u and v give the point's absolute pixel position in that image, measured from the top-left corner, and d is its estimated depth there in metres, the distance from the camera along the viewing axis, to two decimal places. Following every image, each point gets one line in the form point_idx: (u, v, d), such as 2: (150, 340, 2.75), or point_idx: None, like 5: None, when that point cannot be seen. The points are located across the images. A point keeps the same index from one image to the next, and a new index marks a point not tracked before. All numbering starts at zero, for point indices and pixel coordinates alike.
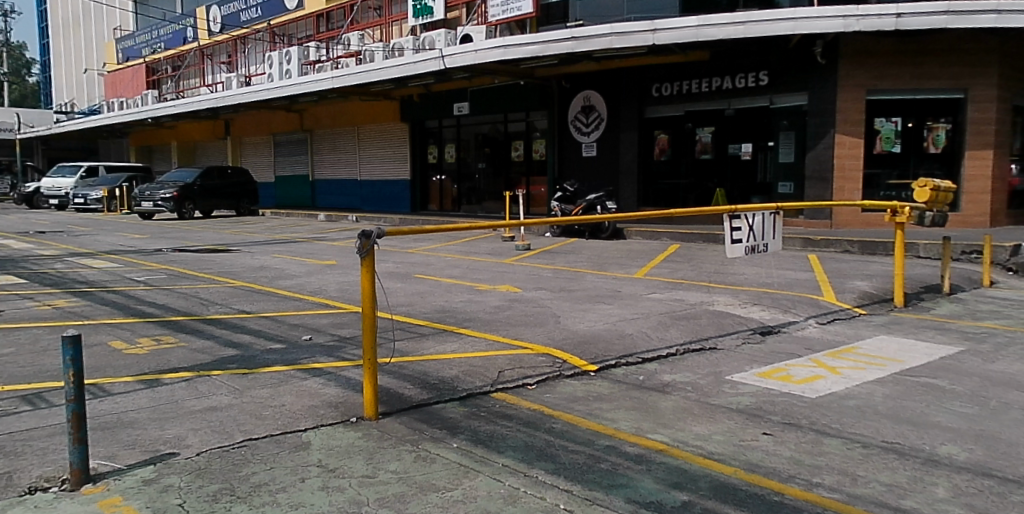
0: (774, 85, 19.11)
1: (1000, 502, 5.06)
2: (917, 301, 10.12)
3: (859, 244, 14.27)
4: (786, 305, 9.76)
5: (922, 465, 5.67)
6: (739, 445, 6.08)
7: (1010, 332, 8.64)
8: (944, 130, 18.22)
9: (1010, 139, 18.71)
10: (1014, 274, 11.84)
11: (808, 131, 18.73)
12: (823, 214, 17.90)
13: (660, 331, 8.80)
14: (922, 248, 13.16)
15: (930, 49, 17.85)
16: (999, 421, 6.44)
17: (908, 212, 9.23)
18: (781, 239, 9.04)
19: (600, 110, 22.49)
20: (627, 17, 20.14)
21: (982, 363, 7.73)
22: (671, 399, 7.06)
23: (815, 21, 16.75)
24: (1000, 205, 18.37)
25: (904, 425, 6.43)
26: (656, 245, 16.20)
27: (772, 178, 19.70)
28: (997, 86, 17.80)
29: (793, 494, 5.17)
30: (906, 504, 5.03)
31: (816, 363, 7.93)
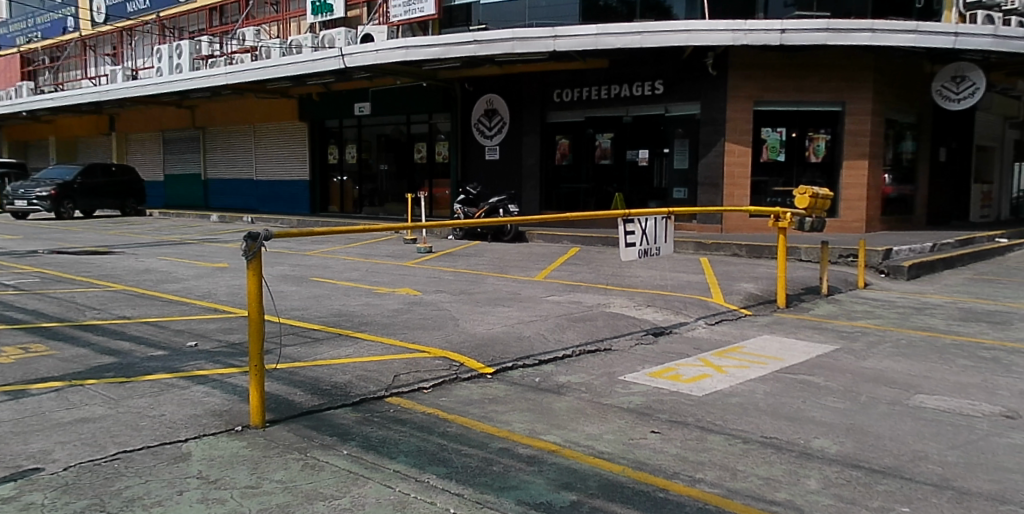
0: (669, 93, 19.75)
1: (866, 492, 5.38)
2: (799, 302, 10.66)
3: (747, 247, 14.89)
4: (677, 306, 10.08)
5: (797, 459, 5.97)
6: (628, 444, 6.23)
7: (880, 331, 9.22)
8: (824, 140, 19.24)
9: (885, 150, 19.87)
10: (887, 276, 12.55)
11: (700, 139, 19.42)
12: (715, 219, 18.62)
13: (557, 332, 8.94)
14: (804, 252, 13.87)
15: (811, 63, 18.87)
16: (868, 414, 6.86)
17: (789, 218, 9.73)
18: (673, 243, 9.30)
19: (501, 113, 22.80)
20: (528, 22, 20.40)
21: (855, 360, 8.21)
22: (565, 400, 7.17)
23: (704, 33, 17.41)
24: (874, 212, 19.53)
25: (782, 420, 6.76)
26: (556, 248, 16.44)
27: (667, 184, 20.31)
28: (871, 100, 18.95)
29: (678, 490, 5.34)
30: (780, 496, 5.28)
31: (703, 362, 8.22)
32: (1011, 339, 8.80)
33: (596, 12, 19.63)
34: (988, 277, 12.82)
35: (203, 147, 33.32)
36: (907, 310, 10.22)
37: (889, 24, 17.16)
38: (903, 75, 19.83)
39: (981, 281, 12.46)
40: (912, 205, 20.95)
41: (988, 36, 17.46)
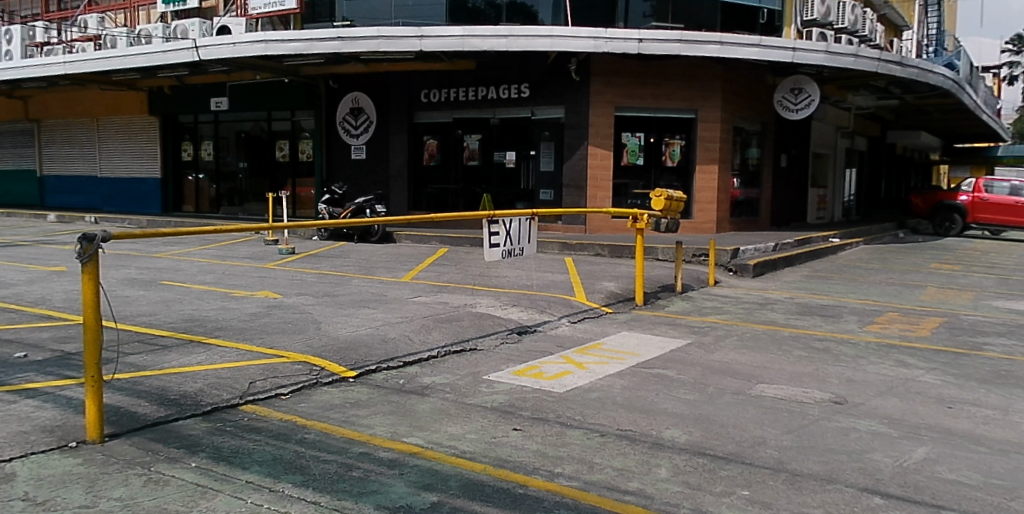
0: (535, 96, 20.17)
1: (711, 478, 5.71)
2: (655, 299, 11.17)
3: (609, 248, 15.42)
4: (541, 305, 10.30)
5: (650, 449, 6.25)
6: (490, 442, 6.30)
7: (728, 325, 9.81)
8: (679, 145, 20.26)
9: (733, 156, 21.19)
10: (735, 274, 13.37)
11: (565, 142, 19.94)
12: (579, 220, 19.19)
13: (423, 333, 8.90)
14: (661, 252, 14.53)
15: (667, 72, 19.82)
16: (714, 404, 7.28)
17: (646, 220, 10.15)
18: (537, 243, 9.48)
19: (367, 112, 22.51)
20: (395, 21, 20.22)
21: (705, 353, 8.70)
22: (429, 401, 7.15)
23: (567, 39, 17.90)
24: (724, 213, 20.77)
25: (636, 412, 7.05)
26: (424, 248, 16.45)
27: (534, 185, 20.70)
28: (721, 108, 20.13)
29: (536, 485, 5.45)
30: (633, 486, 5.50)
31: (565, 359, 8.45)
32: (840, 330, 9.62)
33: (463, 14, 19.75)
34: (822, 274, 13.94)
35: (38, 141, 30.74)
36: (752, 305, 10.94)
37: (736, 37, 18.21)
38: (748, 86, 21.20)
39: (816, 277, 13.54)
40: (757, 208, 22.44)
41: (821, 52, 18.77)
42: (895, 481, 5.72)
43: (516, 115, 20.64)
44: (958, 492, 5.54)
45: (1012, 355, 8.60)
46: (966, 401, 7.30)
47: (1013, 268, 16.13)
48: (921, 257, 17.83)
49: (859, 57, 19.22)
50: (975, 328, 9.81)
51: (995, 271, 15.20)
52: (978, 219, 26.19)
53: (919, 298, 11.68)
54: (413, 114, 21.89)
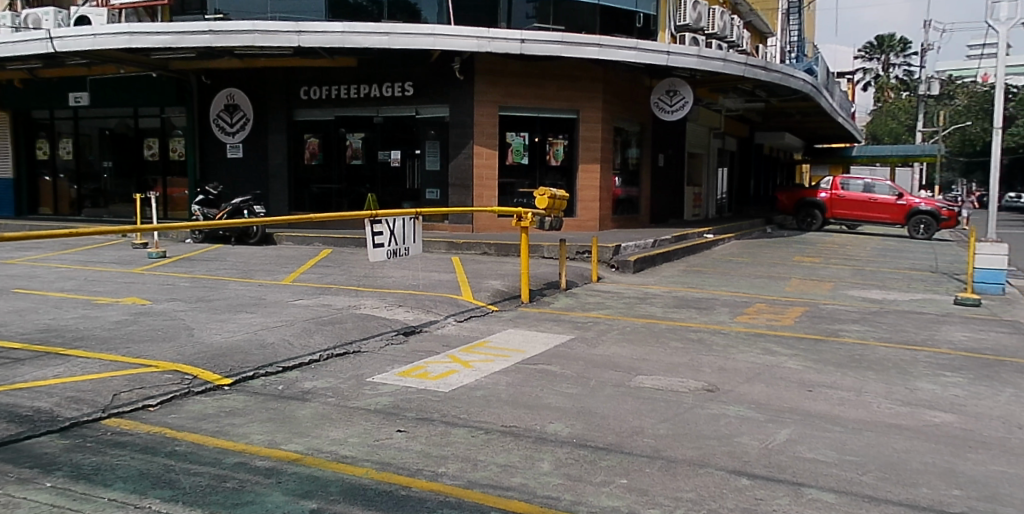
0: (418, 95, 20.10)
1: (591, 469, 5.86)
2: (540, 296, 11.36)
3: (495, 246, 15.54)
4: (427, 305, 10.25)
5: (533, 444, 6.34)
6: (373, 445, 6.20)
7: (610, 320, 10.10)
8: (563, 145, 20.66)
9: (614, 155, 21.84)
10: (616, 270, 13.79)
11: (450, 141, 19.94)
12: (465, 219, 19.25)
13: (304, 337, 8.66)
14: (545, 249, 14.78)
15: (549, 73, 20.19)
16: (596, 397, 7.48)
17: (530, 218, 10.31)
18: (422, 243, 9.44)
19: (245, 110, 21.73)
20: (272, 16, 19.58)
21: (588, 347, 8.92)
22: (309, 406, 6.96)
23: (449, 37, 17.92)
24: (607, 211, 21.36)
25: (521, 408, 7.14)
26: (307, 249, 16.02)
27: (420, 185, 20.60)
28: (602, 109, 20.69)
29: (420, 486, 5.41)
30: (515, 481, 5.56)
31: (451, 358, 8.44)
32: (713, 322, 10.10)
33: (343, 10, 19.42)
34: (697, 269, 14.61)
35: None
36: (632, 300, 11.30)
37: (614, 40, 18.72)
38: (626, 87, 21.92)
39: (691, 272, 14.17)
40: (637, 205, 23.19)
41: (694, 56, 19.53)
42: (761, 462, 6.06)
43: (400, 113, 20.48)
44: (817, 469, 5.93)
45: (864, 340, 9.31)
46: (825, 384, 7.83)
47: (866, 259, 17.48)
48: (786, 250, 19.03)
49: (728, 62, 20.15)
50: (833, 315, 10.55)
51: (851, 263, 16.41)
52: (836, 214, 27.98)
53: (784, 289, 12.43)
54: (293, 112, 21.39)
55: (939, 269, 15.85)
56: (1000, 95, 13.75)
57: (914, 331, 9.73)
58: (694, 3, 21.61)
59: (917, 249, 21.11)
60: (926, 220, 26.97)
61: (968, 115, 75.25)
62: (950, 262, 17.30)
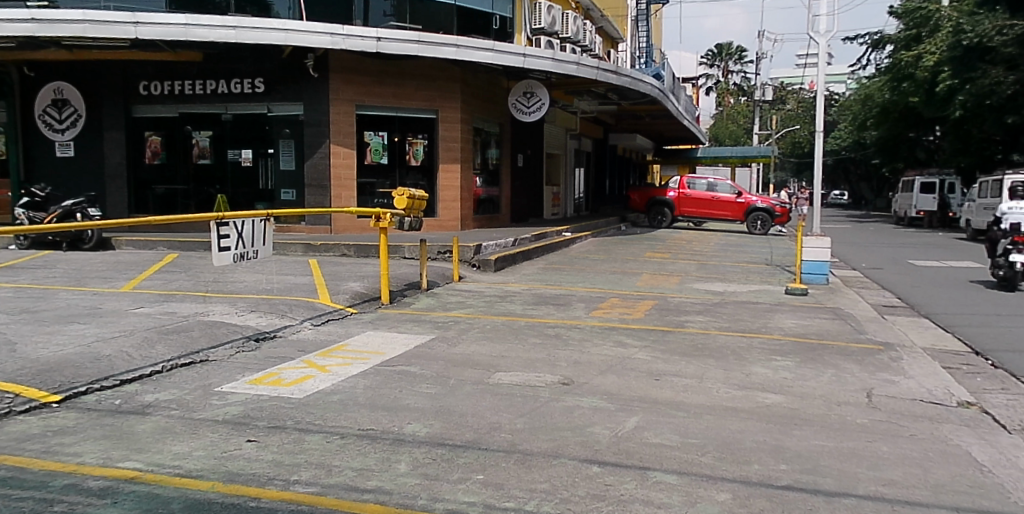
0: (269, 92, 19.53)
1: (448, 466, 5.89)
2: (401, 297, 11.29)
3: (354, 248, 15.28)
4: (282, 310, 9.95)
5: (390, 446, 6.29)
6: (221, 457, 5.93)
7: (470, 319, 10.20)
8: (422, 145, 20.55)
9: (474, 155, 22.01)
10: (477, 269, 13.92)
11: (305, 140, 19.43)
12: (323, 220, 18.84)
13: (144, 348, 8.16)
14: (406, 250, 14.71)
15: (406, 72, 20.05)
16: (455, 395, 7.52)
17: (389, 218, 10.25)
18: (272, 246, 9.14)
19: (77, 105, 20.21)
20: (105, 5, 18.29)
21: (447, 347, 8.95)
22: (150, 421, 6.56)
23: (301, 33, 17.46)
24: (468, 211, 21.49)
25: (378, 411, 7.06)
26: (149, 254, 15.04)
27: (273, 185, 19.99)
28: (460, 109, 20.76)
29: (269, 496, 5.22)
30: (371, 484, 5.50)
31: (307, 363, 8.22)
32: (569, 317, 10.42)
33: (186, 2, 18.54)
34: (555, 266, 15.03)
35: None
36: (492, 298, 11.47)
37: (471, 41, 18.80)
38: (485, 88, 22.18)
39: (549, 269, 14.57)
40: (497, 205, 23.49)
41: (549, 59, 19.99)
42: (610, 449, 6.32)
43: (251, 111, 19.79)
44: (661, 453, 6.26)
45: (706, 329, 9.93)
46: (671, 373, 8.27)
47: (710, 254, 18.66)
48: (638, 247, 19.95)
49: (580, 65, 20.85)
50: (679, 307, 11.17)
51: (696, 257, 17.46)
52: (685, 212, 29.62)
53: (636, 283, 13.03)
54: (131, 108, 20.20)
55: (772, 262, 17.17)
56: (819, 102, 15.02)
57: (750, 320, 10.47)
58: (548, 7, 22.21)
59: (754, 243, 22.79)
60: (762, 216, 28.95)
61: (798, 120, 82.03)
62: (782, 255, 18.82)
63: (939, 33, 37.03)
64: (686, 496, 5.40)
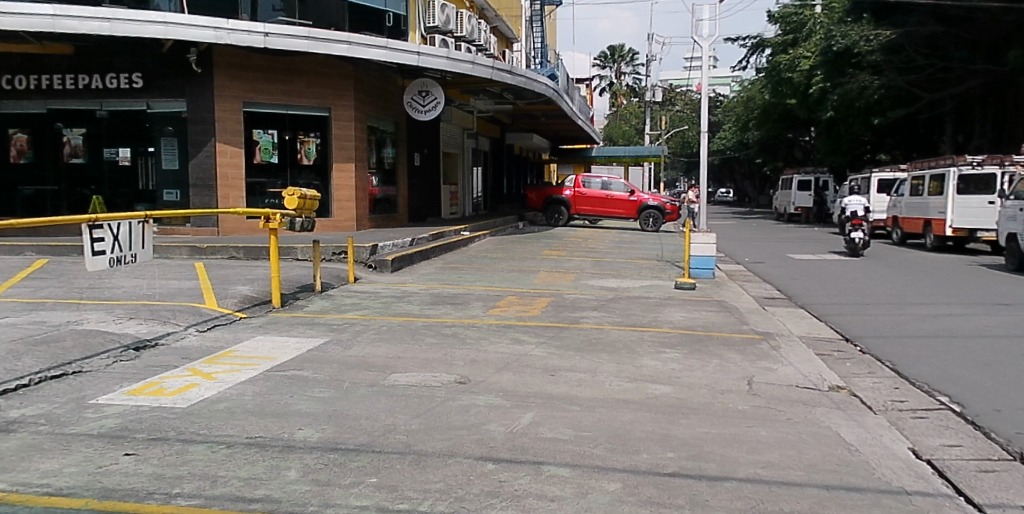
0: (149, 88, 18.62)
1: (340, 471, 5.77)
2: (293, 300, 11.01)
3: (244, 250, 14.80)
4: (164, 316, 9.50)
5: (279, 453, 6.10)
6: (95, 473, 5.58)
7: (365, 320, 10.05)
8: (315, 143, 20.09)
9: (368, 155, 21.69)
10: (373, 270, 13.74)
11: (188, 138, 18.63)
12: (210, 222, 18.14)
13: (8, 361, 7.60)
14: (299, 251, 14.39)
15: (296, 68, 19.56)
16: (348, 398, 7.39)
17: (279, 219, 9.95)
18: (152, 249, 8.73)
19: None
20: None
21: (341, 350, 8.79)
22: (14, 438, 6.11)
23: (182, 27, 16.77)
24: (364, 210, 21.14)
25: (268, 417, 6.84)
26: (18, 260, 13.99)
27: (155, 185, 19.07)
28: (354, 107, 20.39)
29: (148, 511, 4.95)
30: (259, 493, 5.31)
31: (191, 372, 7.88)
32: (466, 316, 10.45)
33: None
34: (452, 265, 15.06)
35: None
36: (388, 299, 11.35)
37: (363, 38, 18.49)
38: (379, 86, 21.91)
39: (447, 268, 14.56)
40: (394, 205, 23.23)
41: (442, 57, 19.92)
42: (505, 446, 6.37)
43: (129, 107, 18.81)
44: (555, 447, 6.36)
45: (599, 324, 10.17)
46: (565, 368, 8.42)
47: (605, 251, 19.15)
48: (536, 245, 20.24)
49: (475, 64, 20.83)
50: (574, 304, 11.40)
51: (591, 254, 17.88)
52: (580, 211, 30.26)
53: (532, 281, 13.21)
54: None
55: (663, 258, 17.79)
56: (706, 105, 15.60)
57: (641, 314, 10.81)
58: (442, 6, 22.46)
59: (647, 240, 23.54)
60: (654, 214, 29.91)
61: (687, 120, 85.40)
62: (672, 251, 19.55)
63: (812, 39, 39.33)
64: (578, 488, 5.51)
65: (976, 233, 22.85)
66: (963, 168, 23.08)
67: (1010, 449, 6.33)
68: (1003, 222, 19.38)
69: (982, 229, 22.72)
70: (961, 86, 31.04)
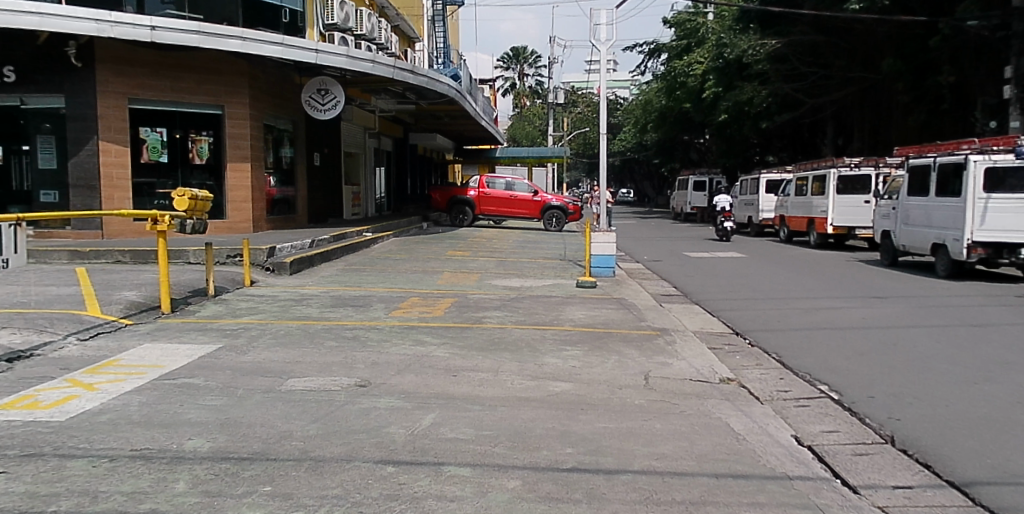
0: (23, 82, 17.64)
1: (232, 481, 5.54)
2: (184, 305, 10.57)
3: (131, 253, 14.10)
4: (40, 324, 8.91)
5: (166, 465, 5.81)
6: None
7: (261, 325, 9.76)
8: (207, 142, 19.37)
9: (265, 154, 21.08)
10: (271, 273, 13.37)
11: (67, 136, 17.64)
12: (92, 224, 17.22)
13: None
14: (191, 255, 13.86)
15: (187, 64, 18.79)
16: (242, 406, 7.15)
17: (167, 221, 9.53)
18: (25, 254, 8.19)
19: None
20: None
21: (235, 356, 8.50)
22: None
23: (60, 19, 15.88)
24: (260, 212, 20.50)
25: (155, 428, 6.53)
26: None
27: (31, 186, 18.05)
28: (249, 105, 19.73)
29: None
30: (145, 507, 5.03)
31: (70, 383, 7.45)
32: (368, 318, 10.31)
33: None
34: (354, 267, 14.84)
35: None
36: (286, 302, 11.06)
37: (257, 34, 17.97)
38: (275, 84, 21.31)
39: (349, 270, 14.32)
40: (293, 205, 22.69)
41: (342, 55, 19.54)
42: (405, 448, 6.31)
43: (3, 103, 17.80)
44: (456, 447, 6.36)
45: (502, 324, 10.24)
46: (467, 368, 8.43)
47: (508, 251, 19.33)
48: (440, 245, 20.20)
49: (376, 64, 20.53)
50: (477, 304, 11.44)
51: (495, 254, 18.01)
52: (484, 211, 30.41)
53: (436, 282, 13.16)
54: None
55: (565, 257, 18.08)
56: (607, 107, 15.98)
57: (544, 313, 10.95)
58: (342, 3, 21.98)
59: (551, 240, 23.88)
60: (557, 214, 30.39)
61: (588, 121, 87.18)
62: (574, 250, 19.93)
63: (705, 45, 40.86)
64: (478, 487, 5.52)
65: (854, 230, 24.47)
66: (842, 169, 24.44)
67: (880, 432, 6.77)
68: (878, 220, 20.69)
69: (860, 227, 24.38)
70: (841, 92, 33.03)
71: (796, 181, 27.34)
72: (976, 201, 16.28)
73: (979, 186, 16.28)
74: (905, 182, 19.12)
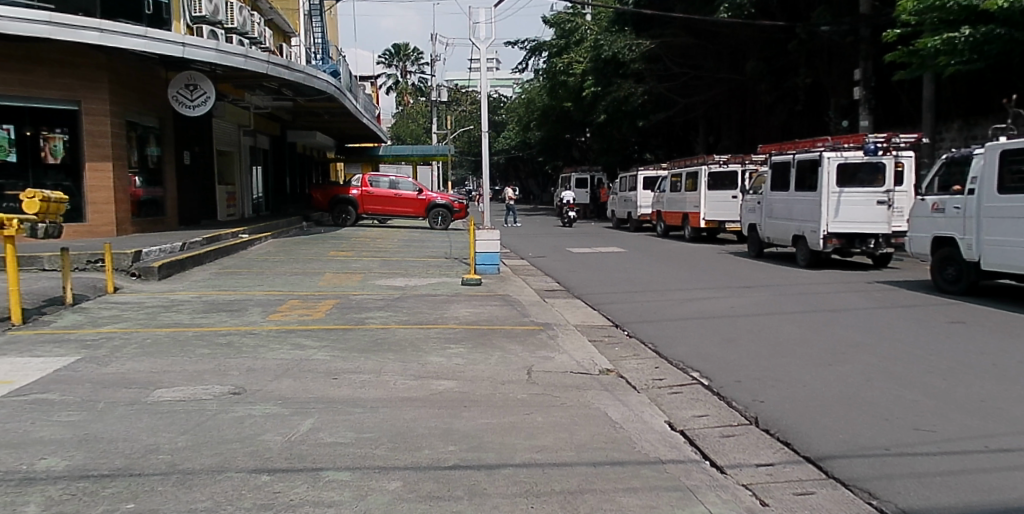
0: None
1: (90, 500, 5.17)
2: (37, 316, 9.84)
3: None
4: None
5: (15, 487, 5.36)
6: None
7: (125, 334, 9.22)
8: (62, 140, 18.17)
9: (130, 153, 19.95)
10: (138, 279, 12.68)
11: None
12: None
13: None
14: (46, 261, 12.93)
15: (38, 56, 17.49)
16: (103, 420, 6.72)
17: (15, 226, 8.87)
18: None
19: None
20: None
21: (96, 368, 7.98)
22: None
23: None
24: (124, 214, 19.35)
25: (3, 449, 6.02)
26: None
27: None
28: (110, 101, 18.56)
29: None
30: None
31: None
32: (244, 323, 9.93)
33: None
34: (228, 270, 14.29)
35: None
36: (153, 309, 10.49)
37: (117, 25, 16.89)
38: (139, 78, 20.20)
39: (224, 274, 13.77)
40: (162, 206, 21.63)
41: (212, 49, 18.62)
42: (282, 455, 6.12)
43: None
44: (336, 451, 6.22)
45: (385, 324, 10.11)
46: (348, 370, 8.27)
47: (393, 250, 19.16)
48: (323, 246, 19.77)
49: (249, 58, 19.71)
50: (360, 304, 11.25)
51: (378, 254, 17.76)
52: (368, 210, 30.00)
53: (316, 283, 12.85)
54: None
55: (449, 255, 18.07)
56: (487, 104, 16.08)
57: (428, 312, 10.90)
58: None
59: (437, 238, 23.86)
60: (442, 212, 30.32)
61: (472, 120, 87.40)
62: (458, 248, 19.98)
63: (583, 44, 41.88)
64: (358, 491, 5.41)
65: (725, 224, 25.81)
66: (712, 166, 25.48)
67: (746, 414, 7.14)
68: (745, 214, 21.84)
69: (729, 221, 25.75)
70: (711, 91, 34.74)
71: (671, 177, 28.47)
72: (830, 195, 17.50)
73: (833, 181, 17.47)
74: (767, 178, 20.21)
